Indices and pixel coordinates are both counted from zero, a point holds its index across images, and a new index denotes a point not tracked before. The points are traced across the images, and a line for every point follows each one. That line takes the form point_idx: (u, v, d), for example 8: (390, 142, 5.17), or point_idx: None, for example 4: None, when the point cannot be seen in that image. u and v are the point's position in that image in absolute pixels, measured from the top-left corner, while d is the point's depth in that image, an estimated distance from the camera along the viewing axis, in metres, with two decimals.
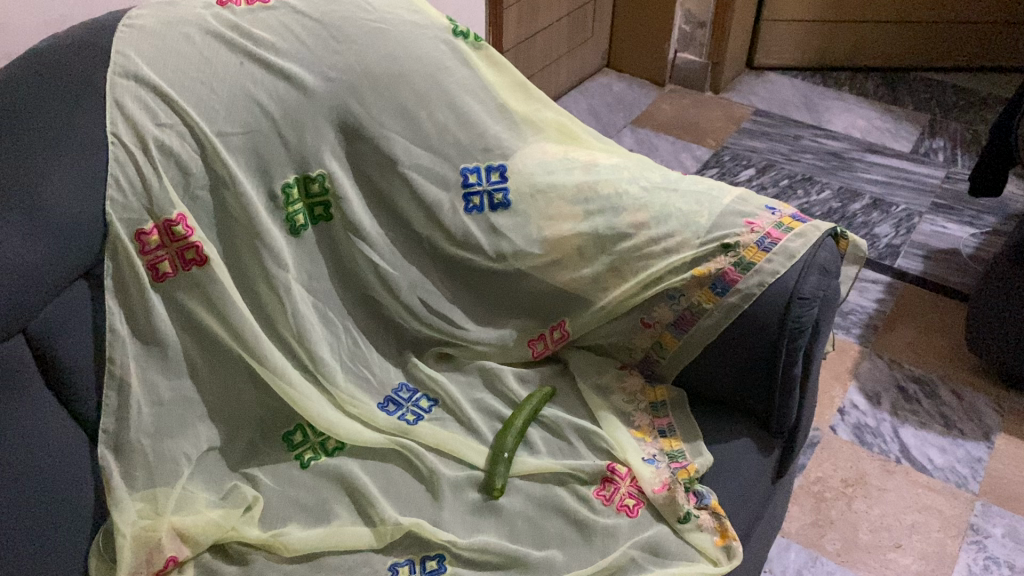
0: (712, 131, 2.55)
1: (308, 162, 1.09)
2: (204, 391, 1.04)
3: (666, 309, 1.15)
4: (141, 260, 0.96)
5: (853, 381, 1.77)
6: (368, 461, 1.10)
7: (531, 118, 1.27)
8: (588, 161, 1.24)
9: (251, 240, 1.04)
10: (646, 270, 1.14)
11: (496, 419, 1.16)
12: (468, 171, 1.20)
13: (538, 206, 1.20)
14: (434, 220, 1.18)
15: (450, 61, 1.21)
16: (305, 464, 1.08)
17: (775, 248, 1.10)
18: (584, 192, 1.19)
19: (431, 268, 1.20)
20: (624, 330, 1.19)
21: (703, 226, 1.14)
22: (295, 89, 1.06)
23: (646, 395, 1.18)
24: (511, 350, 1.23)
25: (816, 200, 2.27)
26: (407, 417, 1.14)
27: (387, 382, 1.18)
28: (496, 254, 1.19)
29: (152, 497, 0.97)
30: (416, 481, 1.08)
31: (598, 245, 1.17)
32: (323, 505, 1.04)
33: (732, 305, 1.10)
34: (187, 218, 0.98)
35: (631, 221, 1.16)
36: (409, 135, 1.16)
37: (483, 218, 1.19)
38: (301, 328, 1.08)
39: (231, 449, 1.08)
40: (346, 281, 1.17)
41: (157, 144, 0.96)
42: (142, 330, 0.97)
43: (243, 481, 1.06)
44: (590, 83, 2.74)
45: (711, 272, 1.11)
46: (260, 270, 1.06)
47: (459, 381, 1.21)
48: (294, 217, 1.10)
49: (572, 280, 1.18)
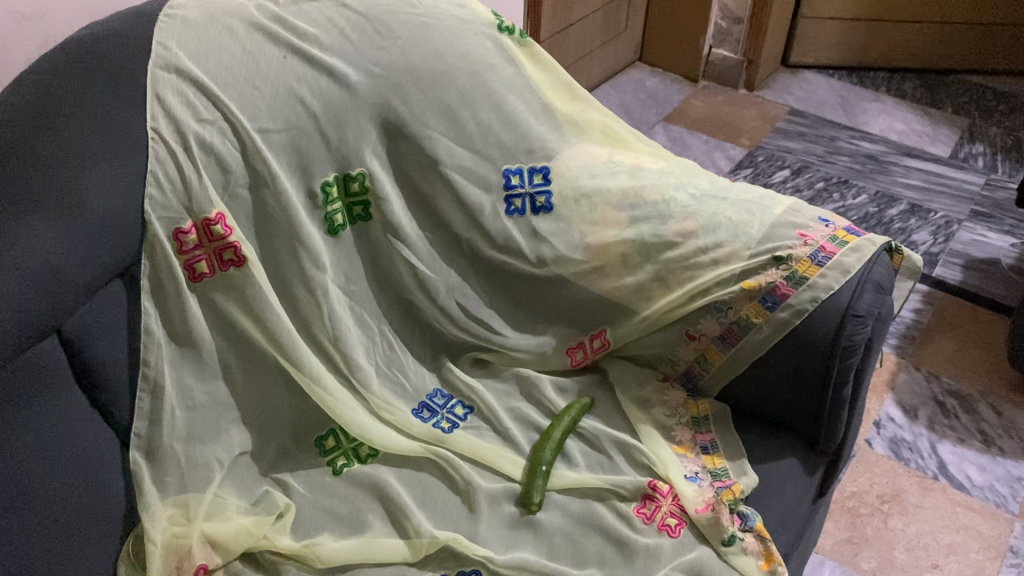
0: (746, 129, 2.51)
1: (349, 161, 1.06)
2: (238, 394, 1.02)
3: (712, 322, 1.11)
4: (178, 260, 0.92)
5: (889, 393, 1.73)
6: (402, 469, 1.08)
7: (576, 119, 1.24)
8: (633, 165, 1.20)
9: (290, 241, 1.01)
10: (694, 281, 1.11)
11: (533, 429, 1.13)
12: (511, 172, 1.16)
13: (582, 211, 1.16)
14: (475, 223, 1.15)
15: (496, 59, 1.18)
16: (337, 471, 1.06)
17: (829, 262, 1.07)
18: (630, 198, 1.16)
19: (470, 271, 1.17)
20: (667, 341, 1.15)
21: (754, 237, 1.11)
22: (338, 85, 1.03)
23: (688, 409, 1.14)
24: (549, 357, 1.19)
25: (853, 204, 2.22)
26: (441, 425, 1.12)
27: (423, 389, 1.15)
28: (538, 260, 1.16)
29: (183, 503, 0.95)
30: (452, 493, 1.05)
31: (643, 253, 1.14)
32: (358, 515, 1.02)
33: (784, 321, 1.07)
34: (225, 217, 0.94)
35: (678, 230, 1.13)
36: (453, 134, 1.12)
37: (525, 222, 1.16)
38: (337, 331, 1.06)
39: (263, 453, 1.06)
40: (383, 284, 1.14)
41: (198, 142, 0.92)
42: (177, 332, 0.94)
43: (275, 487, 1.03)
44: (622, 77, 2.69)
45: (762, 286, 1.08)
46: (298, 272, 1.03)
47: (496, 389, 1.18)
48: (333, 217, 1.06)
49: (614, 288, 1.15)
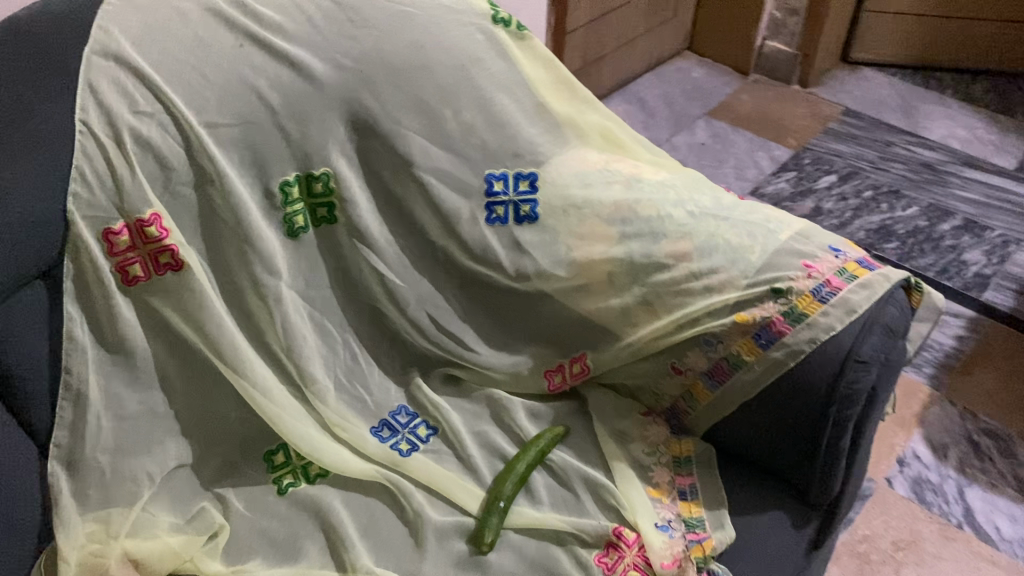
0: (794, 128, 2.35)
1: (311, 160, 0.98)
2: (177, 404, 0.96)
3: (700, 356, 1.01)
4: (108, 262, 0.86)
5: (918, 429, 1.59)
6: (351, 494, 1.01)
7: (573, 121, 1.14)
8: (631, 175, 1.10)
9: (239, 244, 0.94)
10: (682, 308, 1.01)
11: (498, 458, 1.04)
12: (494, 178, 1.07)
13: (568, 222, 1.07)
14: (451, 231, 1.06)
15: (485, 53, 1.08)
16: (282, 491, 1.00)
17: (833, 299, 0.95)
18: (622, 212, 1.06)
19: (445, 281, 1.09)
20: (652, 372, 1.05)
21: (753, 265, 1.00)
22: (300, 77, 0.95)
23: (669, 447, 1.04)
24: (524, 378, 1.10)
25: (901, 216, 2.06)
26: (400, 446, 1.04)
27: (385, 405, 1.08)
28: (517, 273, 1.07)
29: (105, 518, 0.89)
30: (400, 523, 0.98)
31: (631, 274, 1.04)
32: (295, 541, 0.95)
33: (777, 361, 0.96)
34: (161, 219, 0.87)
35: (670, 251, 1.03)
36: (429, 134, 1.04)
37: (507, 232, 1.08)
38: (291, 340, 0.99)
39: (205, 465, 1.00)
40: (349, 290, 1.07)
41: (134, 135, 0.85)
42: (107, 338, 0.88)
43: (213, 503, 0.98)
44: (668, 67, 2.56)
45: (756, 320, 0.97)
46: (247, 277, 0.96)
47: (464, 409, 1.10)
48: (294, 218, 0.99)
49: (598, 310, 1.06)
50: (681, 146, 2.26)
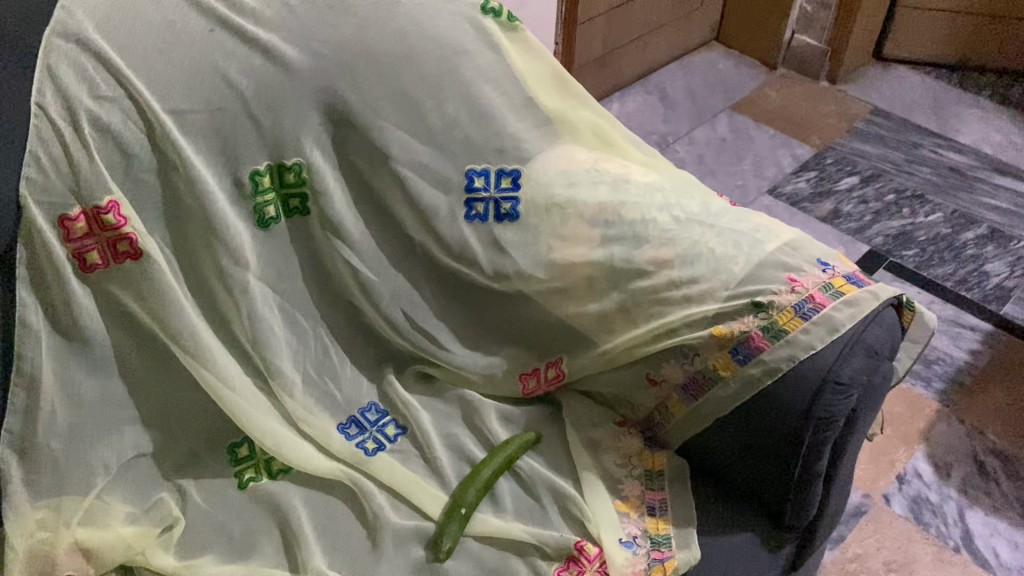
0: (819, 126, 2.28)
1: (284, 149, 0.95)
2: (137, 394, 0.94)
3: (676, 368, 0.97)
4: (64, 248, 0.84)
5: (922, 445, 1.54)
6: (312, 492, 0.99)
7: (563, 117, 1.10)
8: (619, 176, 1.06)
9: (204, 234, 0.92)
10: (660, 318, 0.97)
11: (465, 462, 1.02)
12: (474, 174, 1.04)
13: (551, 221, 1.03)
14: (428, 227, 1.03)
15: (471, 44, 1.05)
16: (243, 485, 0.98)
17: (815, 316, 0.91)
18: (606, 214, 1.02)
19: (421, 278, 1.06)
20: (627, 382, 1.02)
21: (736, 276, 0.95)
22: (272, 64, 0.92)
23: (642, 461, 1.01)
24: (499, 381, 1.08)
25: (923, 223, 1.99)
26: (366, 445, 1.02)
27: (355, 402, 1.06)
28: (495, 273, 1.04)
29: (57, 506, 0.89)
30: (359, 524, 0.96)
31: (611, 279, 1.00)
32: (250, 537, 0.94)
33: (753, 378, 0.92)
34: (120, 206, 0.85)
35: (652, 257, 0.99)
36: (408, 126, 1.01)
37: (486, 229, 1.04)
38: (257, 333, 0.98)
39: (167, 454, 0.99)
40: (322, 284, 1.04)
41: (92, 121, 0.83)
42: (63, 324, 0.87)
43: (172, 494, 0.96)
44: (693, 58, 2.50)
45: (734, 334, 0.93)
46: (212, 266, 0.94)
47: (436, 409, 1.07)
48: (263, 209, 0.97)
49: (576, 315, 1.02)
50: (700, 141, 2.20)
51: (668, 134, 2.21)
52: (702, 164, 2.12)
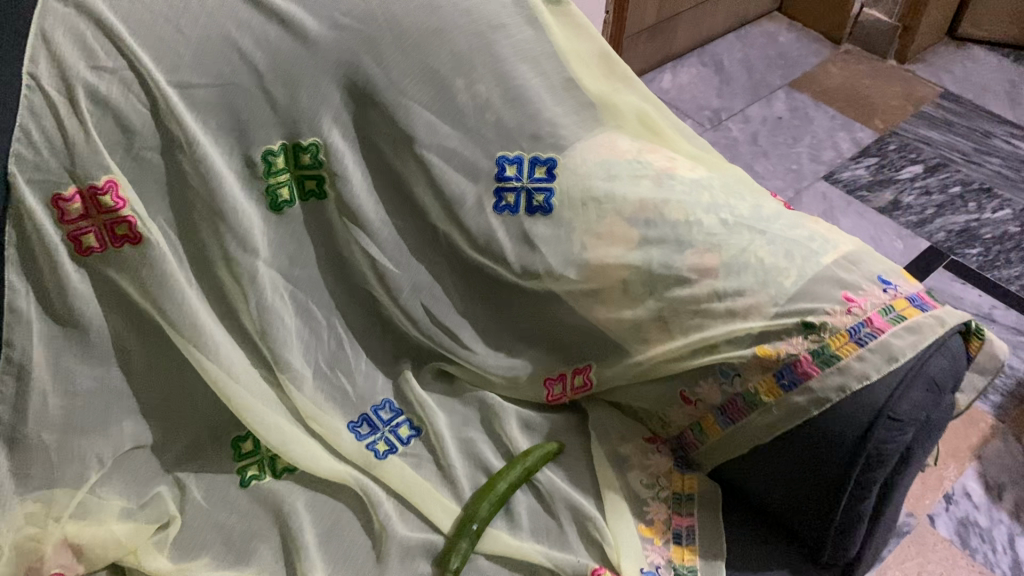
0: (884, 108, 2.14)
1: (299, 128, 0.88)
2: (137, 384, 0.89)
3: (714, 387, 0.89)
4: (58, 230, 0.78)
5: (973, 463, 1.44)
6: (317, 494, 0.93)
7: (605, 102, 1.01)
8: (664, 170, 0.97)
9: (211, 218, 0.86)
10: (699, 332, 0.89)
11: (481, 472, 0.96)
12: (506, 161, 0.96)
13: (586, 217, 0.95)
14: (453, 217, 0.96)
15: (509, 19, 0.96)
16: (244, 483, 0.93)
17: (872, 342, 0.82)
18: (647, 213, 0.93)
19: (444, 270, 0.98)
20: (659, 396, 0.94)
21: (785, 290, 0.87)
22: (289, 35, 0.84)
23: (670, 482, 0.94)
24: (521, 386, 1.01)
25: (989, 219, 1.87)
26: (377, 447, 0.96)
27: (369, 399, 1.00)
28: (522, 271, 0.96)
29: (47, 500, 0.84)
30: (364, 533, 0.90)
31: (648, 285, 0.92)
32: (248, 541, 0.88)
33: (798, 407, 0.84)
34: (118, 186, 0.79)
35: (695, 264, 0.90)
36: (436, 107, 0.92)
37: (516, 222, 0.96)
38: (265, 324, 0.92)
39: (168, 445, 0.93)
40: (338, 272, 0.97)
41: (90, 94, 0.77)
42: (57, 310, 0.81)
43: (171, 488, 0.91)
44: (751, 29, 2.37)
45: (780, 357, 0.84)
46: (219, 252, 0.88)
47: (453, 411, 1.01)
48: (277, 191, 0.90)
49: (608, 320, 0.94)
50: (755, 119, 2.08)
51: (721, 110, 2.10)
52: (755, 145, 2.01)
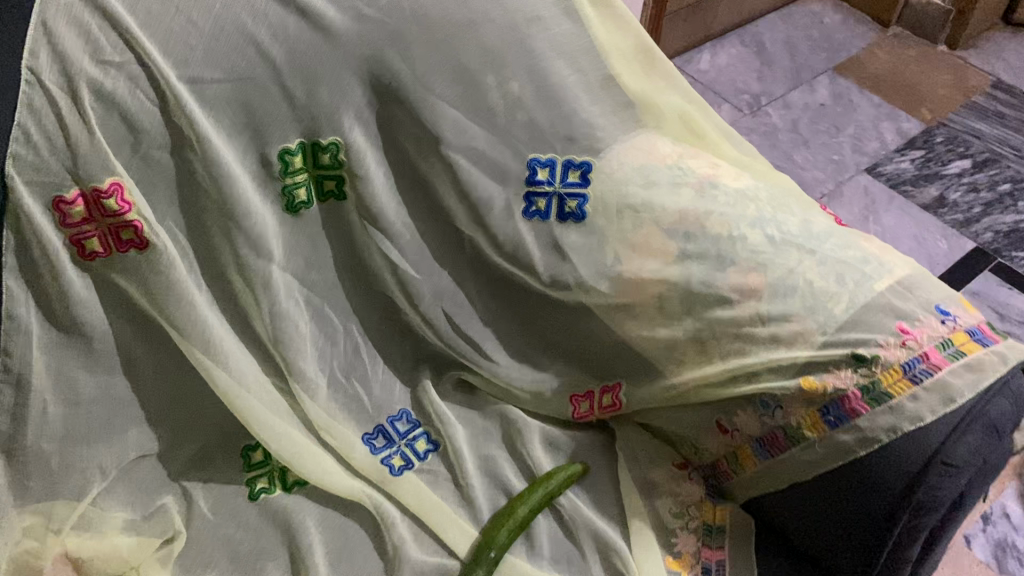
0: (933, 98, 2.04)
1: (318, 126, 0.82)
2: (143, 392, 0.84)
3: (753, 418, 0.83)
4: (59, 235, 0.74)
5: (1015, 481, 1.38)
6: (329, 510, 0.89)
7: (646, 101, 0.94)
8: (706, 176, 0.90)
9: (223, 220, 0.81)
10: (740, 358, 0.83)
11: (500, 492, 0.91)
12: (538, 164, 0.89)
13: (621, 226, 0.89)
14: (480, 221, 0.89)
15: (546, 11, 0.89)
16: (253, 496, 0.88)
17: (928, 380, 0.76)
18: (687, 224, 0.87)
19: (468, 277, 0.93)
20: (694, 422, 0.88)
21: (835, 318, 0.80)
22: (309, 27, 0.78)
23: (700, 512, 0.88)
24: (546, 401, 0.96)
25: None
26: (392, 462, 0.92)
27: (385, 408, 0.95)
28: (552, 281, 0.90)
29: (46, 512, 0.81)
30: (376, 555, 0.86)
31: (686, 303, 0.85)
32: (255, 558, 0.84)
33: (844, 446, 0.78)
34: (123, 189, 0.74)
35: (738, 283, 0.84)
36: (465, 105, 0.86)
37: (547, 229, 0.90)
38: (278, 331, 0.87)
39: (175, 453, 0.89)
40: (357, 276, 0.92)
41: (94, 89, 0.71)
42: (58, 316, 0.77)
43: (178, 499, 0.87)
44: (795, 8, 2.27)
45: (826, 391, 0.78)
46: (231, 257, 0.83)
47: (473, 424, 0.96)
48: (293, 191, 0.84)
49: (642, 338, 0.89)
50: (796, 105, 1.99)
51: (761, 94, 2.01)
52: (796, 133, 1.92)
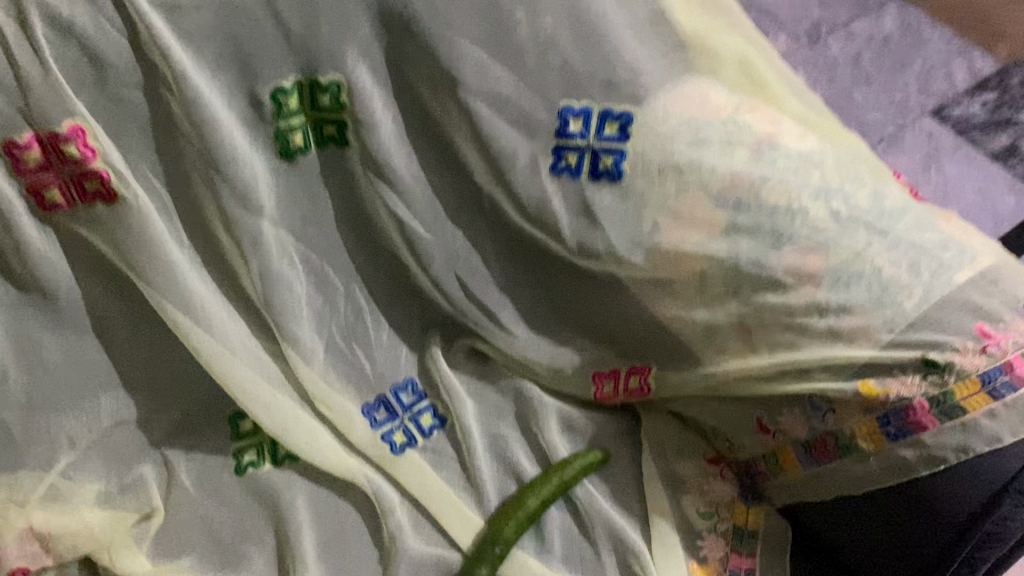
0: (1010, 26, 1.79)
1: (317, 62, 0.70)
2: (116, 355, 0.78)
3: (801, 420, 0.73)
4: (15, 182, 0.67)
5: None
6: (322, 489, 0.81)
7: (702, 42, 0.79)
8: (765, 136, 0.75)
9: (205, 169, 0.71)
10: (789, 352, 0.73)
11: (511, 479, 0.83)
12: (570, 113, 0.75)
13: (662, 190, 0.75)
14: (500, 177, 0.77)
15: None
16: (240, 470, 0.81)
17: (1011, 396, 0.65)
18: (739, 192, 0.73)
19: (486, 238, 0.81)
20: (732, 416, 0.79)
21: (904, 314, 0.68)
22: None
23: (732, 513, 0.80)
24: (565, 377, 0.86)
25: None
26: (393, 438, 0.83)
27: (388, 378, 0.86)
28: (579, 249, 0.79)
29: (11, 483, 0.76)
30: (371, 543, 0.79)
31: (731, 284, 0.74)
32: (238, 543, 0.77)
33: (904, 463, 0.68)
34: (85, 134, 0.66)
35: (796, 266, 0.72)
36: (489, 42, 0.72)
37: (576, 190, 0.77)
38: (269, 293, 0.78)
39: (157, 419, 0.81)
40: (359, 231, 0.81)
41: (50, 19, 0.62)
42: (19, 273, 0.71)
43: (158, 469, 0.80)
44: None
45: (888, 399, 0.68)
46: (214, 209, 0.73)
47: (485, 401, 0.87)
48: (289, 135, 0.74)
49: (679, 320, 0.78)
50: (860, 36, 1.73)
51: (822, 21, 1.75)
52: (858, 68, 1.67)
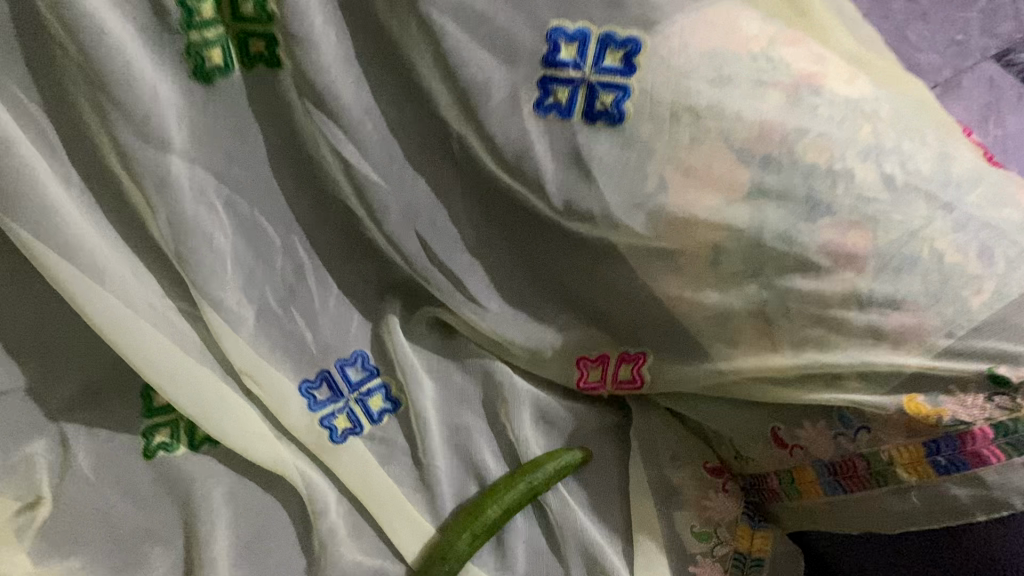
0: None
1: None
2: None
3: (828, 437, 0.59)
4: None
5: None
6: (246, 480, 0.69)
7: None
8: (804, 76, 0.58)
9: (90, 89, 0.57)
10: (818, 352, 0.58)
11: (472, 479, 0.70)
12: (560, 37, 0.59)
13: (674, 134, 0.58)
14: (470, 114, 0.61)
15: None
16: (149, 453, 0.68)
17: None
18: (769, 145, 0.57)
19: (455, 189, 0.66)
20: (744, 423, 0.65)
21: (969, 315, 0.54)
22: None
23: (733, 536, 0.67)
24: (545, 361, 0.72)
25: None
26: (335, 424, 0.70)
27: (334, 350, 0.72)
28: (566, 208, 0.63)
29: None
30: (298, 548, 0.67)
31: (750, 262, 0.59)
32: (138, 541, 0.65)
33: (956, 505, 0.54)
34: None
35: (835, 244, 0.56)
36: None
37: (567, 134, 0.60)
38: (181, 246, 0.63)
39: (54, 387, 0.68)
40: (301, 176, 0.67)
41: None
42: None
43: (52, 449, 0.67)
44: None
45: (940, 423, 0.54)
46: (109, 141, 0.59)
47: (449, 384, 0.73)
48: (205, 51, 0.59)
49: (683, 302, 0.63)
50: None
51: None
52: None
